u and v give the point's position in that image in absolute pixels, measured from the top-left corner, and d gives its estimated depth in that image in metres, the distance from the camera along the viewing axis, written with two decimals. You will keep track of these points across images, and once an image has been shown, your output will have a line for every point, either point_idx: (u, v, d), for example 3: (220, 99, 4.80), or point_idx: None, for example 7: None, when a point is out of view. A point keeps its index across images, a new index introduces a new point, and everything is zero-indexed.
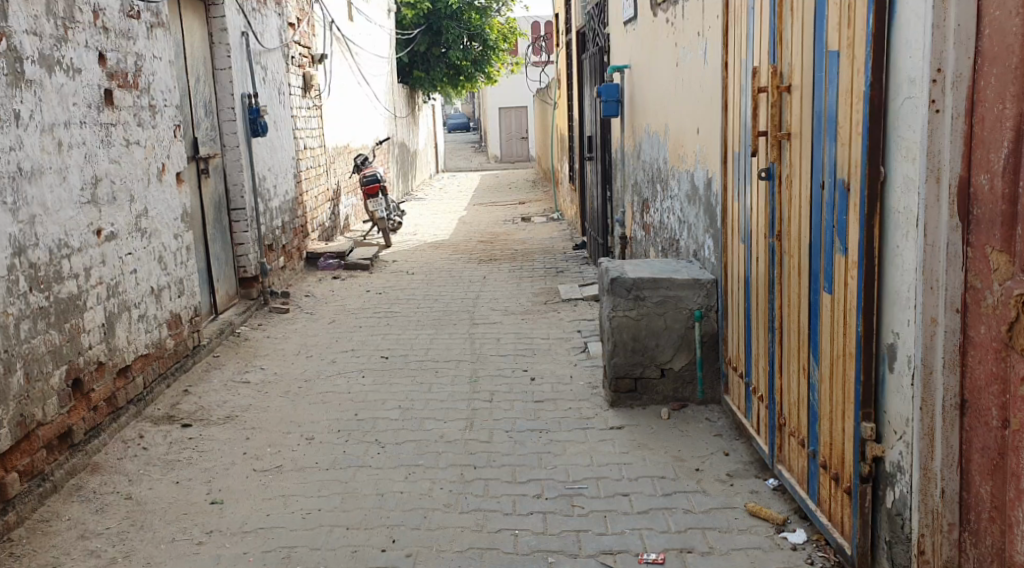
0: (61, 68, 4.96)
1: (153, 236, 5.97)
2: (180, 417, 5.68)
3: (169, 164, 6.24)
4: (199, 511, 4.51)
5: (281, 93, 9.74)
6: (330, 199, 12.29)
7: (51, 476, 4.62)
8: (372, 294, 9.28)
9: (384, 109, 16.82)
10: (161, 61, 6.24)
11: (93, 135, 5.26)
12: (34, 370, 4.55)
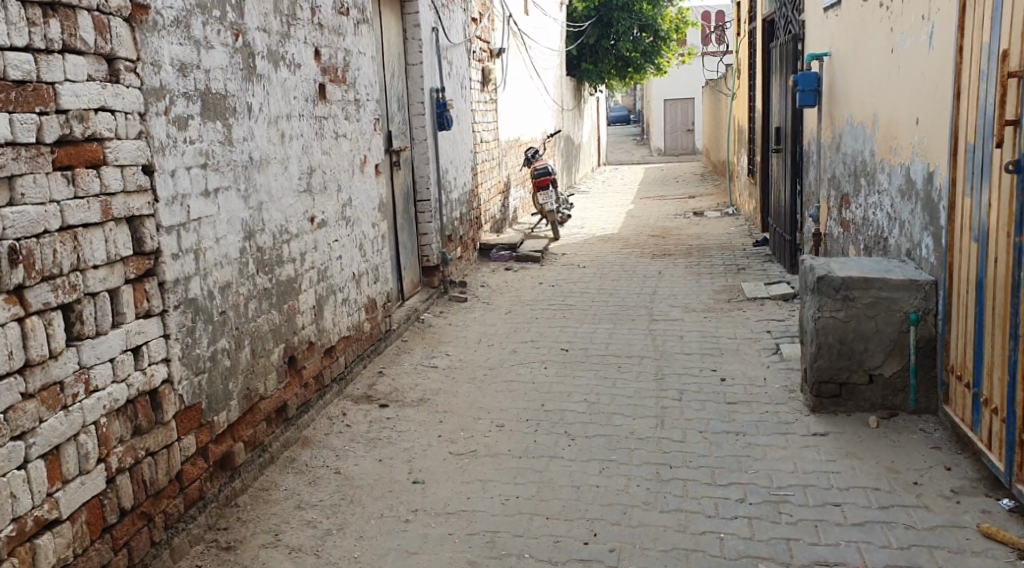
0: (285, 64, 5.18)
1: (355, 224, 6.18)
2: (377, 398, 5.86)
3: (369, 156, 6.45)
4: (403, 489, 4.64)
5: (463, 87, 9.90)
6: (501, 191, 12.37)
7: (269, 448, 4.86)
8: (545, 287, 9.29)
9: (552, 101, 16.72)
10: (365, 57, 6.45)
11: (309, 128, 5.50)
12: (259, 347, 4.80)
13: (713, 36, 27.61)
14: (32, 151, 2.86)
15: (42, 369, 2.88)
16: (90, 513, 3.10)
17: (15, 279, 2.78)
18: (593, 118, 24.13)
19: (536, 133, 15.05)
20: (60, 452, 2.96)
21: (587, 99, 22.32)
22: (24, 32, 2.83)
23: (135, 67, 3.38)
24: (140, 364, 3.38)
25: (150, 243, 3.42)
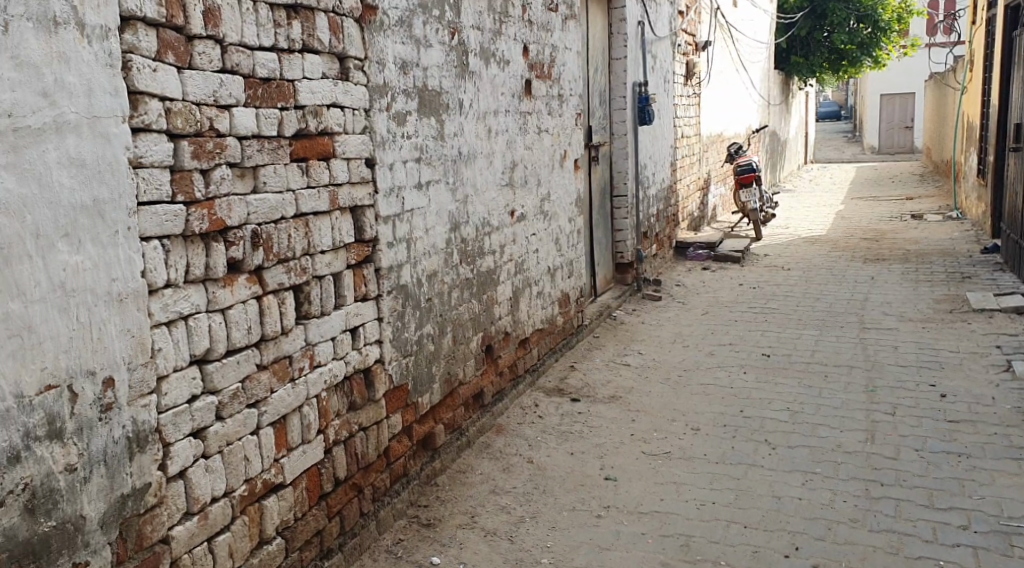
0: (495, 60, 4.76)
1: (553, 219, 5.80)
2: (569, 391, 5.61)
3: (569, 151, 6.09)
4: (595, 484, 4.40)
5: (666, 81, 9.80)
6: (701, 187, 12.14)
7: (466, 431, 4.58)
8: (744, 288, 9.04)
9: (758, 96, 16.21)
10: (571, 51, 6.12)
11: (514, 123, 5.07)
12: (460, 335, 4.30)
13: (940, 26, 25.85)
14: (273, 142, 2.94)
15: (275, 344, 2.98)
16: (309, 481, 3.18)
17: (256, 260, 2.86)
18: (801, 113, 23.25)
19: (739, 128, 14.60)
20: (286, 421, 3.05)
21: (796, 94, 21.47)
22: (271, 32, 2.93)
23: (362, 66, 3.41)
24: (357, 344, 3.40)
25: (369, 231, 3.43)
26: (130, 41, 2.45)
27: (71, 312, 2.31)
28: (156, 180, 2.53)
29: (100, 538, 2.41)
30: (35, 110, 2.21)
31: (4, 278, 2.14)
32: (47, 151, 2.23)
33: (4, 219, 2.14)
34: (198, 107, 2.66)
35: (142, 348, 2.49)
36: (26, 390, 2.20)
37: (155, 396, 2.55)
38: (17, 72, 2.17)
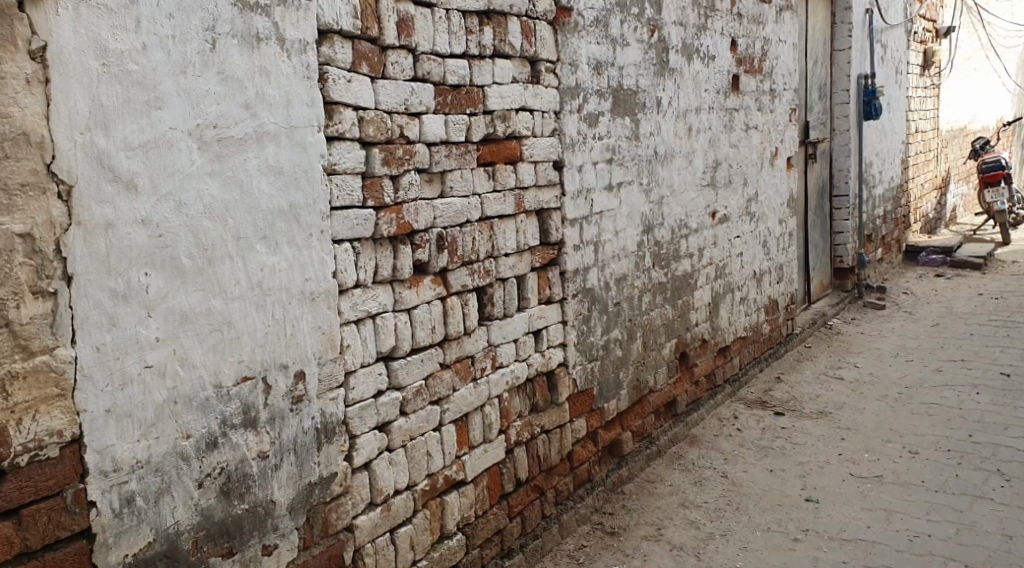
0: (699, 55, 4.60)
1: (760, 221, 5.57)
2: (773, 404, 5.25)
3: (781, 149, 5.81)
4: (793, 505, 3.97)
5: (899, 71, 9.13)
6: (938, 186, 11.27)
7: (657, 440, 4.37)
8: (985, 299, 8.24)
9: (1013, 85, 14.80)
10: (786, 44, 5.84)
11: (718, 120, 4.89)
12: (651, 340, 4.21)
13: None
14: (460, 148, 2.96)
15: (458, 344, 3.00)
16: (490, 479, 3.16)
17: (441, 262, 2.90)
18: None
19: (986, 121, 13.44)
20: (468, 419, 3.06)
21: None
22: (462, 39, 2.94)
23: (554, 69, 3.38)
24: (540, 346, 3.39)
25: (555, 234, 3.41)
26: (327, 53, 2.55)
27: (267, 310, 2.46)
28: (349, 186, 2.62)
29: (288, 523, 2.53)
30: (238, 120, 2.37)
31: (207, 277, 2.32)
32: (248, 159, 2.39)
33: (208, 223, 2.31)
34: (390, 115, 2.72)
35: (332, 344, 2.60)
36: (225, 380, 2.37)
37: (343, 390, 2.65)
38: (222, 86, 2.33)
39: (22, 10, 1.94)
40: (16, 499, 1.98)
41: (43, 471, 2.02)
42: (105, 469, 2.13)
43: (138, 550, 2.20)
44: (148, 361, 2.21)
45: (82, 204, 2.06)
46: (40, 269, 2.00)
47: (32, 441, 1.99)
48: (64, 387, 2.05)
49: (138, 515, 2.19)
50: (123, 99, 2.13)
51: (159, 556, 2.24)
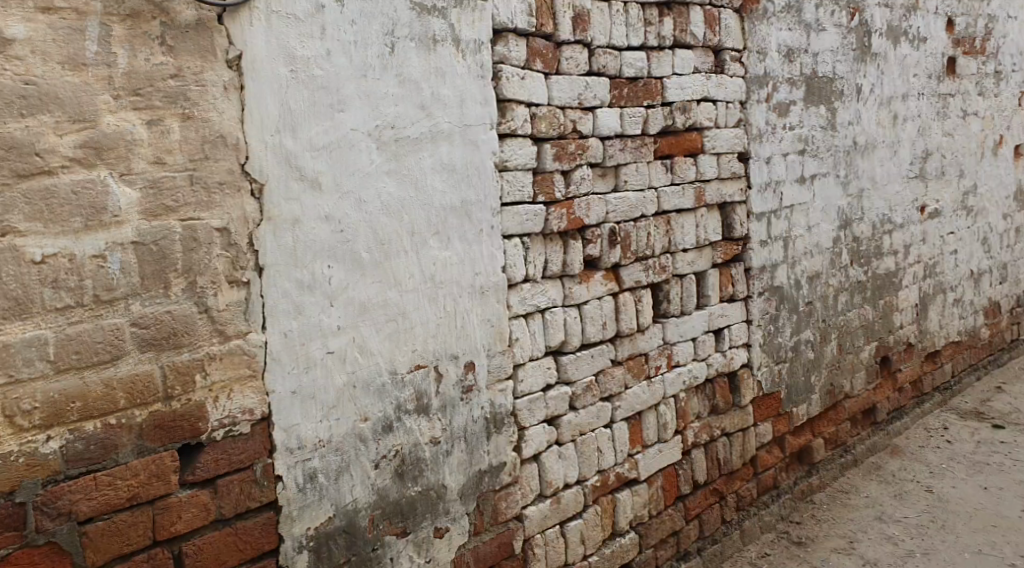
0: (908, 37, 4.29)
1: (980, 215, 5.11)
2: (991, 416, 4.79)
3: (1006, 136, 5.30)
4: (1012, 527, 3.61)
5: None
6: None
7: (853, 449, 4.12)
8: None
9: None
10: (1014, 20, 5.32)
11: (930, 107, 4.53)
12: (847, 342, 3.98)
13: None
14: (636, 141, 2.90)
15: (631, 340, 2.94)
16: (666, 480, 3.09)
17: (614, 258, 2.84)
18: None
19: None
20: (642, 417, 3.00)
21: None
22: (640, 32, 2.89)
23: (740, 58, 3.27)
24: (721, 346, 3.29)
25: (739, 229, 3.30)
26: (502, 52, 2.49)
27: (441, 302, 2.37)
28: (521, 182, 2.55)
29: (459, 508, 2.45)
30: (414, 122, 2.28)
31: (386, 270, 2.23)
32: (423, 158, 2.31)
33: (386, 219, 2.23)
34: (563, 110, 2.66)
35: (501, 336, 2.52)
36: (400, 368, 2.28)
37: (511, 381, 2.57)
38: (400, 87, 2.25)
39: (221, 22, 1.86)
40: (212, 470, 1.90)
41: (237, 444, 1.94)
42: (291, 447, 2.05)
43: (320, 524, 2.12)
44: (331, 347, 2.12)
45: (272, 201, 1.98)
46: (236, 260, 1.91)
47: (227, 416, 1.91)
48: (256, 367, 1.96)
49: (320, 491, 2.11)
50: (309, 102, 2.04)
51: (338, 531, 2.16)
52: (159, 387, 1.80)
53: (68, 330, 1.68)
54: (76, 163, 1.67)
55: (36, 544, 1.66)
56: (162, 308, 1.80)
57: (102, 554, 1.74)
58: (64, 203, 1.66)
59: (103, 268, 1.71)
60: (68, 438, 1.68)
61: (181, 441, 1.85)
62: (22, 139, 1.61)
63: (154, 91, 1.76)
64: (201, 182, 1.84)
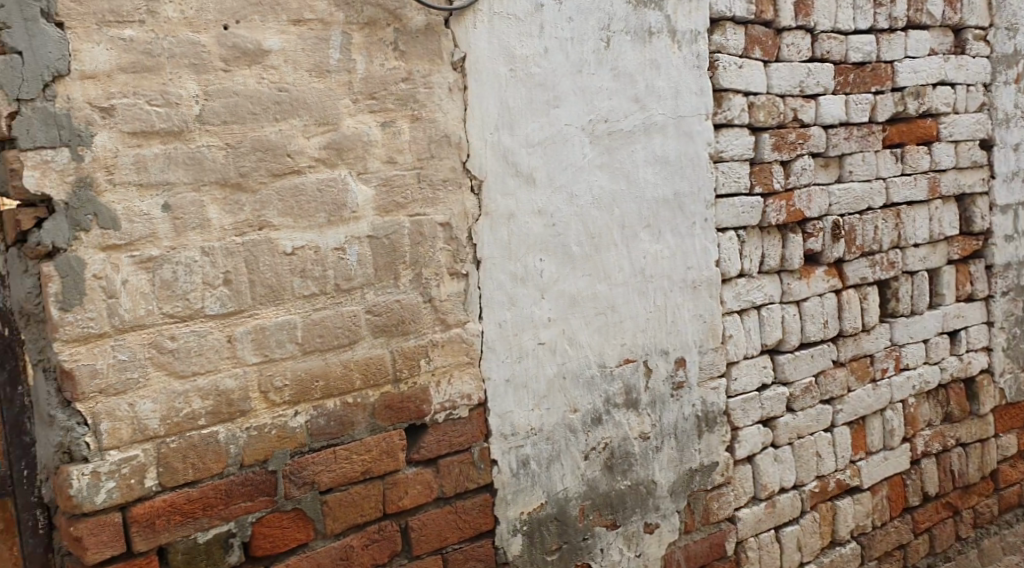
0: None
1: None
2: None
3: None
4: None
5: None
6: None
7: None
8: None
9: None
10: None
11: None
12: None
13: None
14: (862, 129, 2.64)
15: (855, 341, 2.68)
16: (892, 489, 2.84)
17: (836, 251, 2.56)
18: None
19: None
20: (865, 421, 2.75)
21: None
22: (869, 13, 2.65)
23: (985, 35, 3.03)
24: (956, 349, 3.04)
25: (981, 222, 3.05)
26: (719, 41, 2.26)
27: (650, 296, 2.10)
28: (736, 173, 2.28)
29: (670, 505, 2.20)
30: (627, 114, 2.01)
31: (596, 263, 1.96)
32: (636, 151, 2.02)
33: (597, 212, 1.95)
34: (783, 98, 2.39)
35: (712, 333, 2.25)
36: (608, 361, 2.03)
37: (724, 380, 2.31)
38: (615, 82, 1.98)
39: (448, 26, 1.66)
40: (434, 450, 1.73)
41: (456, 427, 1.76)
42: (505, 432, 1.84)
43: (532, 509, 1.91)
44: (543, 338, 1.89)
45: (490, 195, 1.75)
46: (457, 253, 1.71)
47: (448, 400, 1.74)
48: (473, 354, 1.77)
49: (532, 477, 1.90)
50: (526, 99, 1.80)
51: (550, 518, 1.95)
52: (389, 370, 1.65)
53: (314, 315, 1.54)
54: (320, 163, 1.52)
55: (285, 509, 1.53)
56: (392, 297, 1.63)
57: (342, 521, 1.60)
58: (311, 201, 1.52)
59: (344, 260, 1.56)
60: (312, 413, 1.55)
61: (408, 422, 1.68)
62: (275, 141, 1.47)
63: (388, 94, 1.59)
64: (428, 180, 1.65)
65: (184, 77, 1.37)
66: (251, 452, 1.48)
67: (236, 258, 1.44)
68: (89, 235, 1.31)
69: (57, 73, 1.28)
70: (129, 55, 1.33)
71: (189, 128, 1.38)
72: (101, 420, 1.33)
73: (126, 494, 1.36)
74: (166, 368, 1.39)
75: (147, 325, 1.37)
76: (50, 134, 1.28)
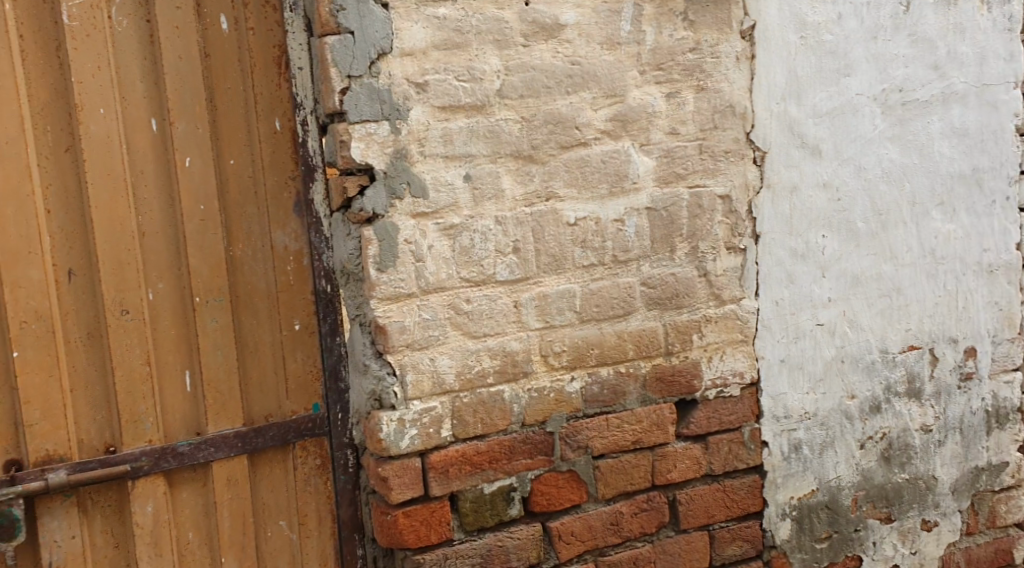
0: None
1: None
2: None
3: None
4: None
5: None
6: None
7: None
8: None
9: None
10: None
11: None
12: None
13: None
14: None
15: None
16: None
17: None
18: None
19: None
20: None
21: None
22: None
23: None
24: None
25: None
26: None
27: (942, 280, 1.88)
28: None
29: (952, 503, 1.92)
30: (925, 83, 1.83)
31: (882, 242, 1.81)
32: (933, 123, 1.84)
33: (886, 188, 1.81)
34: None
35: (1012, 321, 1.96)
36: (891, 347, 1.85)
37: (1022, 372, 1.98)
38: (913, 48, 1.81)
39: None
40: (704, 427, 1.68)
41: (727, 405, 1.70)
42: (777, 414, 1.75)
43: (803, 495, 1.79)
44: (821, 319, 1.77)
45: (773, 168, 1.69)
46: (735, 227, 1.67)
47: (719, 376, 1.69)
48: (747, 332, 1.71)
49: (804, 463, 1.78)
50: (815, 68, 1.72)
51: (820, 506, 1.80)
52: (662, 342, 1.63)
53: (592, 285, 1.56)
54: (606, 134, 1.55)
55: (561, 470, 1.57)
56: (667, 270, 1.62)
57: (612, 488, 1.61)
58: (595, 172, 1.54)
59: (622, 232, 1.58)
60: (588, 380, 1.58)
61: (679, 396, 1.65)
62: (566, 113, 1.51)
63: (674, 65, 1.59)
64: (710, 151, 1.63)
65: (488, 52, 1.45)
66: (533, 413, 1.55)
67: (525, 227, 1.50)
68: (402, 202, 1.42)
69: (382, 51, 1.39)
70: (442, 32, 1.42)
71: (490, 102, 1.46)
72: (407, 371, 1.45)
73: (426, 442, 1.47)
74: (462, 329, 1.48)
75: (447, 287, 1.46)
76: (374, 108, 1.39)
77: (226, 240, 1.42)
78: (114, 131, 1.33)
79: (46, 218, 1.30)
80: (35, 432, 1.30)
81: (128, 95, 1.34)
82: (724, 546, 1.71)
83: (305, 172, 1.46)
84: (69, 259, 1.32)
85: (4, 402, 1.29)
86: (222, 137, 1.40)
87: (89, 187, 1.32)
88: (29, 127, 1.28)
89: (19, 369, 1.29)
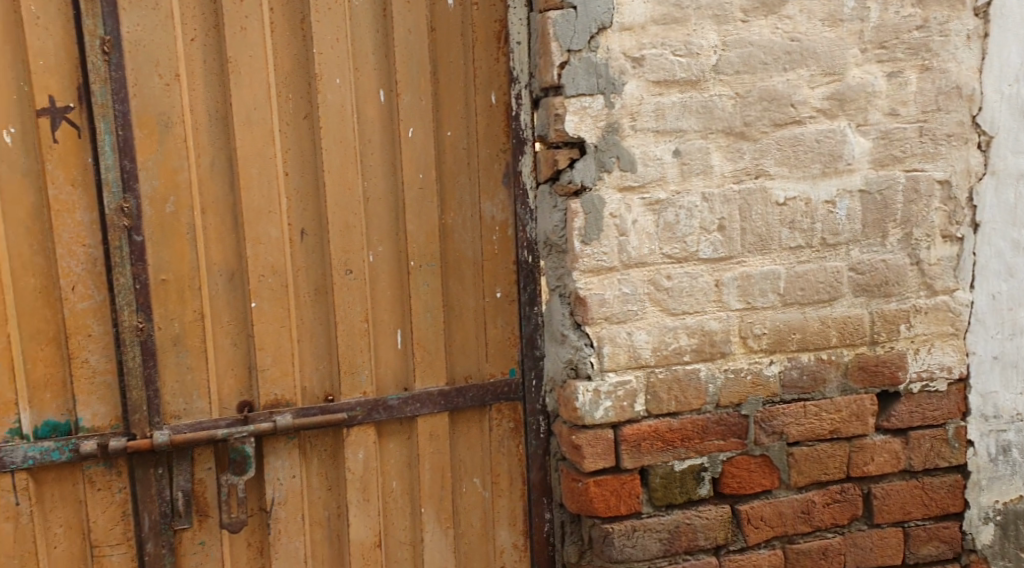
0: None
1: None
2: None
3: None
4: None
5: None
6: None
7: None
8: None
9: None
10: None
11: None
12: None
13: None
14: None
15: None
16: None
17: None
18: None
19: None
20: None
21: None
22: None
23: None
24: None
25: None
26: None
27: None
28: None
29: None
30: None
31: None
32: None
33: None
34: None
35: None
36: None
37: None
38: None
39: None
40: (905, 421, 1.62)
41: (932, 400, 1.62)
42: (986, 414, 1.65)
43: (1010, 500, 1.68)
44: None
45: (999, 153, 1.59)
46: (953, 214, 1.59)
47: (925, 370, 1.62)
48: (960, 326, 1.62)
49: (1012, 467, 1.67)
50: None
51: None
52: (867, 330, 1.58)
53: (797, 267, 1.53)
54: (822, 113, 1.51)
55: (754, 455, 1.55)
56: (877, 256, 1.57)
57: (805, 477, 1.58)
58: (809, 151, 1.51)
59: (832, 214, 1.53)
60: (787, 364, 1.55)
61: (881, 387, 1.60)
62: (781, 91, 1.48)
63: (899, 43, 1.52)
64: (931, 134, 1.56)
65: (706, 28, 1.44)
66: (729, 395, 1.53)
67: (732, 205, 1.49)
68: (611, 175, 1.44)
69: (602, 25, 1.41)
70: (661, 7, 1.42)
71: (705, 78, 1.45)
72: (604, 343, 1.47)
73: (619, 415, 1.49)
74: (661, 304, 1.49)
75: (649, 262, 1.47)
76: (590, 82, 1.41)
77: (440, 208, 1.48)
78: (348, 101, 1.41)
79: (284, 180, 1.40)
80: (266, 377, 1.41)
81: (361, 66, 1.42)
82: (920, 545, 1.64)
83: (516, 145, 1.50)
84: (303, 220, 1.42)
85: (241, 348, 1.41)
86: (442, 109, 1.46)
87: (323, 152, 1.41)
88: (274, 95, 1.38)
89: (256, 318, 1.40)
